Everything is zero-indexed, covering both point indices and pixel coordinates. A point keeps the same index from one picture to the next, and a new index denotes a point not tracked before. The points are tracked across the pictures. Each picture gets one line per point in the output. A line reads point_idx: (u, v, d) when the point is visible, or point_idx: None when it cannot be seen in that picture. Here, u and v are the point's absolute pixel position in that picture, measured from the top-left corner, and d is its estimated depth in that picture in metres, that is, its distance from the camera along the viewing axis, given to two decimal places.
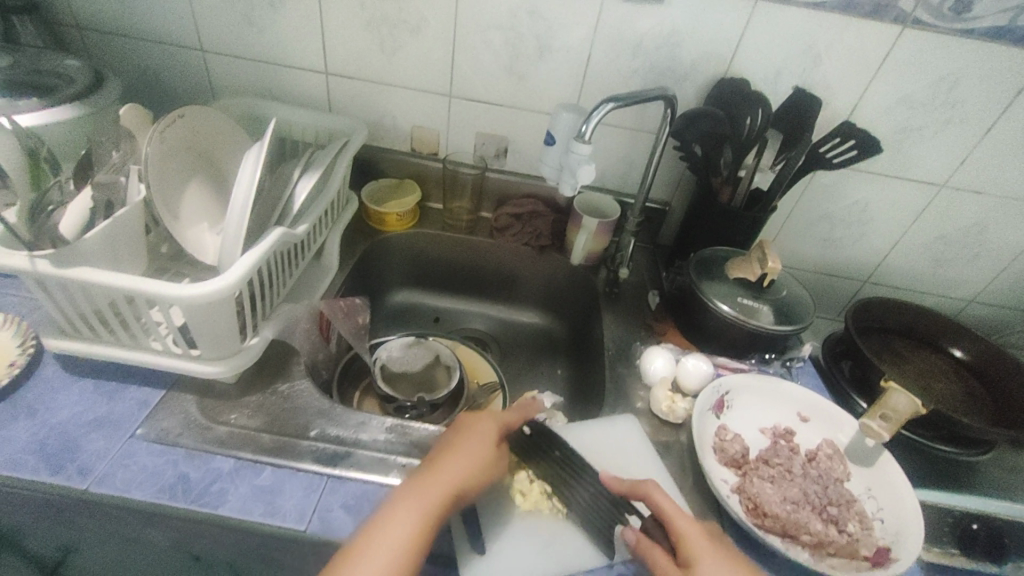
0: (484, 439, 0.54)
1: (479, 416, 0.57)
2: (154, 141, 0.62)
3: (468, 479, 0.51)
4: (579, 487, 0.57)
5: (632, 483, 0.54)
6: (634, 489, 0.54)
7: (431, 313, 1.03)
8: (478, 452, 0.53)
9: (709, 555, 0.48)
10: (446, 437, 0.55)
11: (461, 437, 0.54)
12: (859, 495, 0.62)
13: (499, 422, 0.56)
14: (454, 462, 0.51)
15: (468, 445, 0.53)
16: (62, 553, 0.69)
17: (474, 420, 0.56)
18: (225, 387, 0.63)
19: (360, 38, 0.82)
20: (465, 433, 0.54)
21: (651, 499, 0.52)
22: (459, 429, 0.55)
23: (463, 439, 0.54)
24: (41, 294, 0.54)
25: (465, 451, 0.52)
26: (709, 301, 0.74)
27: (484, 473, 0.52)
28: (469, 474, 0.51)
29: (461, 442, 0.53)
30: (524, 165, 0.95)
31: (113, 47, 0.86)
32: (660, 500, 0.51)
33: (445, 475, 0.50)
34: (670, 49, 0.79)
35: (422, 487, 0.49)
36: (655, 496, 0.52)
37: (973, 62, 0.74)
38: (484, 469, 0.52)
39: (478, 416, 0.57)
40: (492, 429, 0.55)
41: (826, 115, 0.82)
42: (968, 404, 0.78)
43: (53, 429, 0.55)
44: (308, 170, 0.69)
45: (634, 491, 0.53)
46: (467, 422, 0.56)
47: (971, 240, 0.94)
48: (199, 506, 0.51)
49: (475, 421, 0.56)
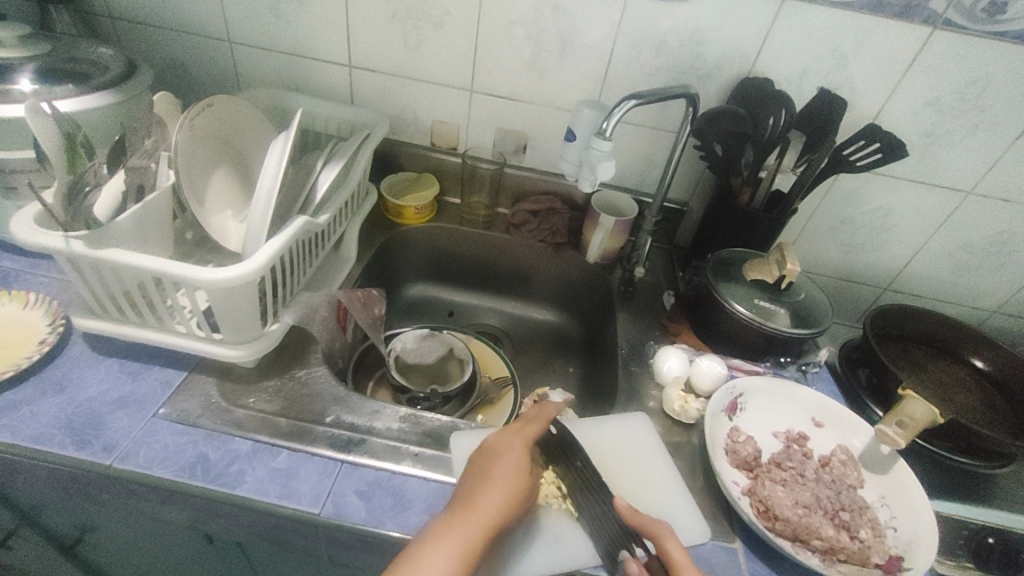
0: (517, 465, 0.53)
1: (508, 440, 0.55)
2: (183, 129, 0.63)
3: (506, 510, 0.50)
4: (594, 501, 0.57)
5: (648, 520, 0.51)
6: (645, 525, 0.51)
7: (445, 307, 1.04)
8: (514, 480, 0.52)
9: None
10: (476, 465, 0.54)
11: (493, 462, 0.53)
12: (873, 502, 0.61)
13: (529, 446, 0.55)
14: (490, 493, 0.50)
15: (502, 472, 0.52)
16: (82, 529, 0.72)
17: (503, 444, 0.55)
18: (244, 371, 0.64)
19: (384, 31, 0.83)
20: (498, 458, 0.53)
21: (660, 544, 0.49)
22: (489, 456, 0.54)
23: (497, 467, 0.52)
24: (73, 275, 0.55)
25: (500, 480, 0.51)
26: (725, 302, 0.74)
27: (520, 503, 0.51)
28: (508, 504, 0.50)
29: (494, 472, 0.52)
30: (542, 162, 0.95)
31: (143, 36, 0.88)
32: (670, 547, 0.48)
33: (481, 508, 0.49)
34: (693, 48, 0.78)
35: (459, 521, 0.48)
36: (665, 542, 0.49)
37: (1005, 67, 0.73)
38: (521, 496, 0.51)
39: (507, 440, 0.55)
40: (523, 454, 0.54)
41: (851, 118, 0.81)
42: (988, 416, 0.76)
43: (80, 405, 0.57)
44: (331, 160, 0.70)
45: (647, 528, 0.50)
46: (497, 447, 0.55)
47: (996, 249, 0.92)
48: (217, 486, 0.52)
49: (504, 445, 0.55)
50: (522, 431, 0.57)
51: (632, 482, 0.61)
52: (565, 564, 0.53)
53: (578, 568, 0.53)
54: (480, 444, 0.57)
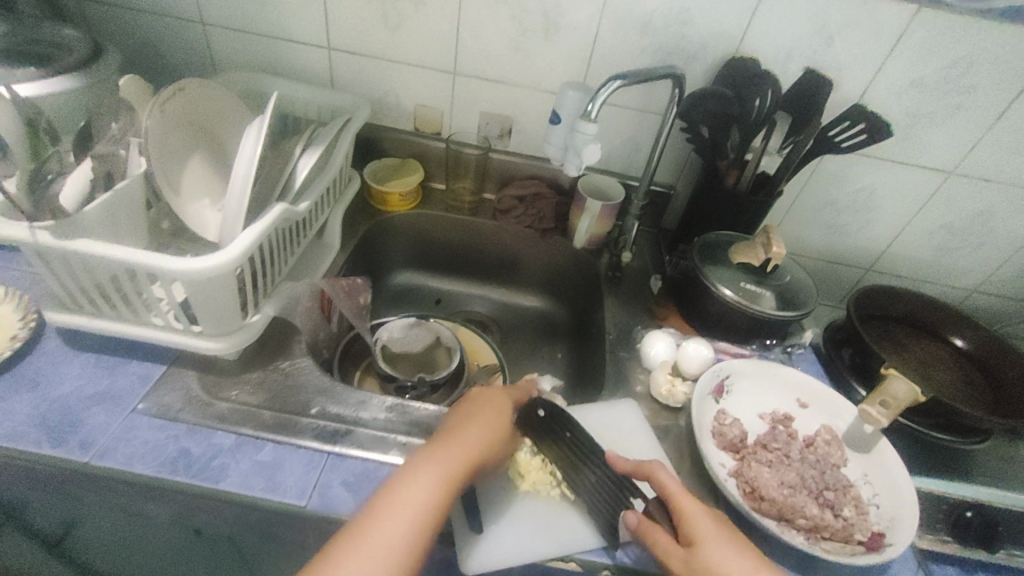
0: (500, 412, 0.56)
1: (492, 391, 0.59)
2: (153, 114, 0.61)
3: (487, 446, 0.52)
4: (588, 468, 0.58)
5: (638, 463, 0.54)
6: (639, 468, 0.53)
7: (432, 294, 1.03)
8: (497, 424, 0.55)
9: (712, 533, 0.48)
10: (459, 407, 0.56)
11: (478, 407, 0.56)
12: (856, 480, 0.62)
13: (511, 399, 0.59)
14: (474, 431, 0.52)
15: (487, 415, 0.55)
16: (66, 526, 0.71)
17: (485, 393, 0.58)
18: (226, 363, 0.63)
19: (362, 11, 0.80)
20: (483, 404, 0.56)
21: (654, 480, 0.52)
22: (474, 401, 0.57)
23: (480, 410, 0.55)
24: (42, 267, 0.53)
25: (484, 421, 0.54)
26: (712, 286, 0.74)
27: (499, 444, 0.54)
28: (489, 443, 0.53)
29: (478, 413, 0.55)
30: (528, 146, 0.94)
31: (110, 18, 0.85)
32: (668, 482, 0.51)
33: (466, 441, 0.51)
34: (679, 28, 0.77)
35: (445, 449, 0.50)
36: (659, 475, 0.52)
37: (989, 45, 0.72)
38: (500, 440, 0.54)
39: (489, 390, 0.59)
40: (506, 405, 0.58)
41: (837, 99, 0.81)
42: (967, 393, 0.78)
43: (56, 402, 0.55)
44: (310, 146, 0.68)
45: (640, 471, 0.53)
46: (481, 395, 0.57)
47: (977, 229, 0.93)
48: (200, 480, 0.51)
49: (487, 394, 0.58)
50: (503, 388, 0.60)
51: None
52: (558, 548, 0.53)
53: (571, 552, 0.53)
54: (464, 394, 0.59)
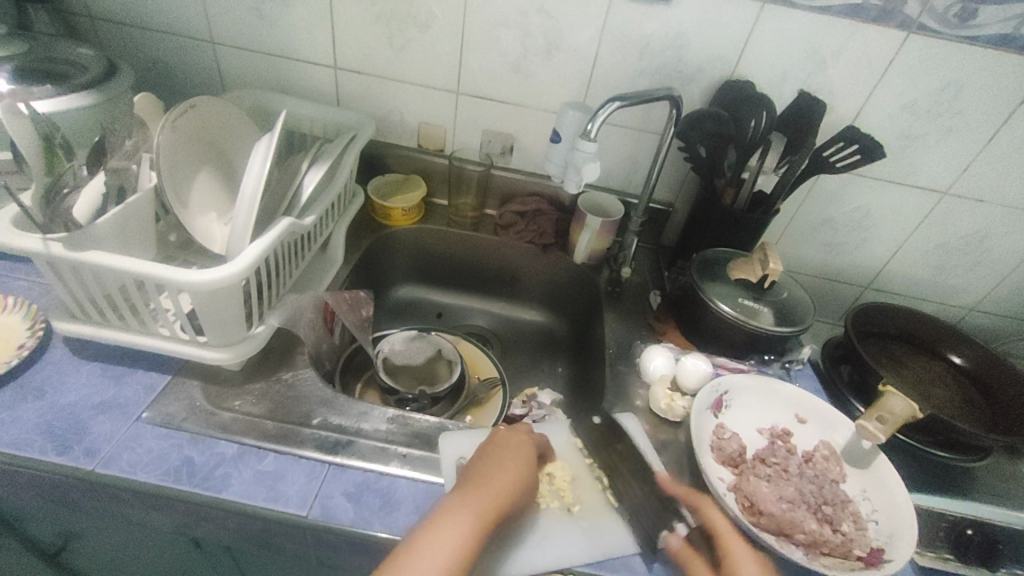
0: (526, 455, 0.57)
1: (518, 435, 0.59)
2: (166, 130, 0.63)
3: (514, 494, 0.52)
4: (635, 484, 0.59)
5: (689, 493, 0.56)
6: (689, 498, 0.56)
7: (434, 308, 1.04)
8: (524, 468, 0.55)
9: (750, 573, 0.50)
10: (484, 450, 0.56)
11: (503, 451, 0.56)
12: (854, 496, 0.63)
13: (537, 444, 0.59)
14: (500, 477, 0.53)
15: (512, 459, 0.55)
16: (64, 536, 0.70)
17: (513, 438, 0.58)
18: (230, 374, 0.64)
19: (369, 32, 0.83)
20: (508, 448, 0.56)
21: (702, 515, 0.54)
22: (500, 444, 0.57)
23: (507, 456, 0.55)
24: (53, 278, 0.55)
25: (511, 469, 0.54)
26: (710, 302, 0.75)
27: (526, 490, 0.54)
28: (517, 489, 0.53)
29: (504, 458, 0.55)
30: (530, 163, 0.96)
31: (124, 37, 0.87)
32: (713, 517, 0.53)
33: (493, 490, 0.51)
34: (677, 50, 0.79)
35: (473, 499, 0.50)
36: (708, 511, 0.54)
37: (978, 70, 0.75)
38: (528, 487, 0.54)
39: (516, 435, 0.59)
40: (530, 446, 0.58)
41: (831, 120, 0.83)
42: (965, 410, 0.78)
43: (61, 410, 0.56)
44: (316, 162, 0.70)
45: (690, 501, 0.55)
46: (508, 439, 0.58)
47: (972, 248, 0.94)
48: (202, 490, 0.52)
49: (514, 438, 0.58)
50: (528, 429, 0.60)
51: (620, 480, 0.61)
52: (556, 563, 0.53)
53: (569, 566, 0.53)
54: (490, 434, 0.59)
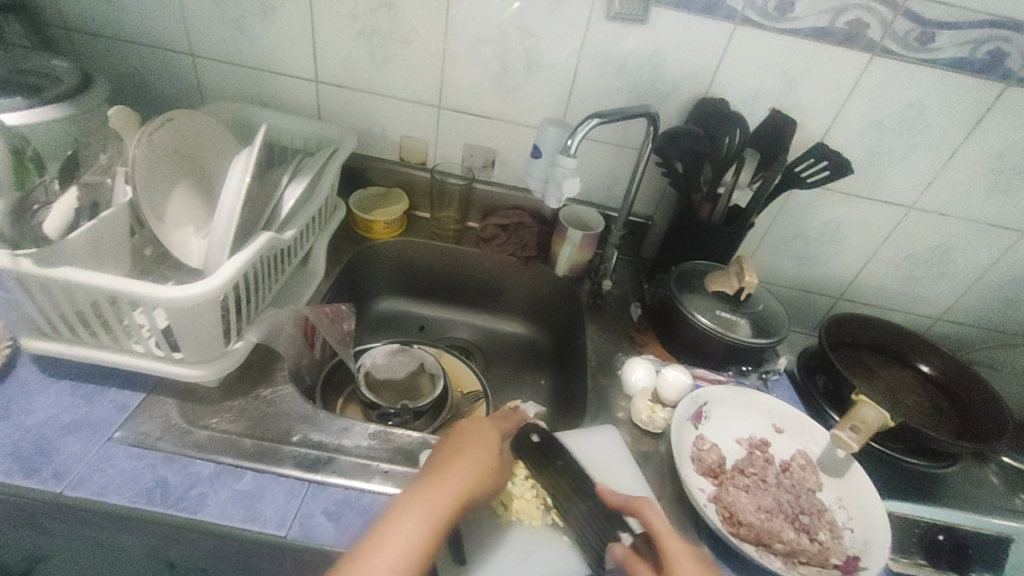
0: (487, 448, 0.55)
1: (478, 423, 0.58)
2: (142, 143, 0.62)
3: (473, 484, 0.51)
4: (576, 499, 0.57)
5: (628, 497, 0.53)
6: (626, 503, 0.53)
7: (416, 321, 1.03)
8: (484, 461, 0.53)
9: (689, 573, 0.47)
10: (444, 445, 0.55)
11: (463, 444, 0.55)
12: (830, 504, 0.64)
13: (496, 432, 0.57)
14: (458, 470, 0.51)
15: (471, 452, 0.54)
16: (29, 562, 0.68)
17: (470, 427, 0.57)
18: (207, 391, 0.62)
19: (350, 47, 0.83)
20: (467, 440, 0.55)
21: (642, 517, 0.51)
22: (458, 435, 0.56)
23: (465, 446, 0.54)
24: (22, 294, 0.53)
25: (470, 459, 0.53)
26: (689, 314, 0.77)
27: (488, 479, 0.53)
28: (476, 479, 0.52)
29: (462, 449, 0.54)
30: (512, 177, 0.97)
31: (99, 48, 0.86)
32: (649, 516, 0.51)
33: (450, 483, 0.50)
34: (654, 69, 0.81)
35: (428, 493, 0.49)
36: (644, 512, 0.51)
37: (938, 90, 0.78)
38: (489, 475, 0.53)
39: (475, 424, 0.58)
40: (491, 438, 0.56)
41: (803, 137, 0.85)
42: (934, 417, 0.81)
43: (28, 431, 0.54)
44: (297, 176, 0.70)
45: (626, 507, 0.53)
46: (470, 430, 0.57)
47: (938, 260, 0.98)
48: (177, 511, 0.50)
49: (473, 428, 0.57)
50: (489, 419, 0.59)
51: None
52: None
53: None
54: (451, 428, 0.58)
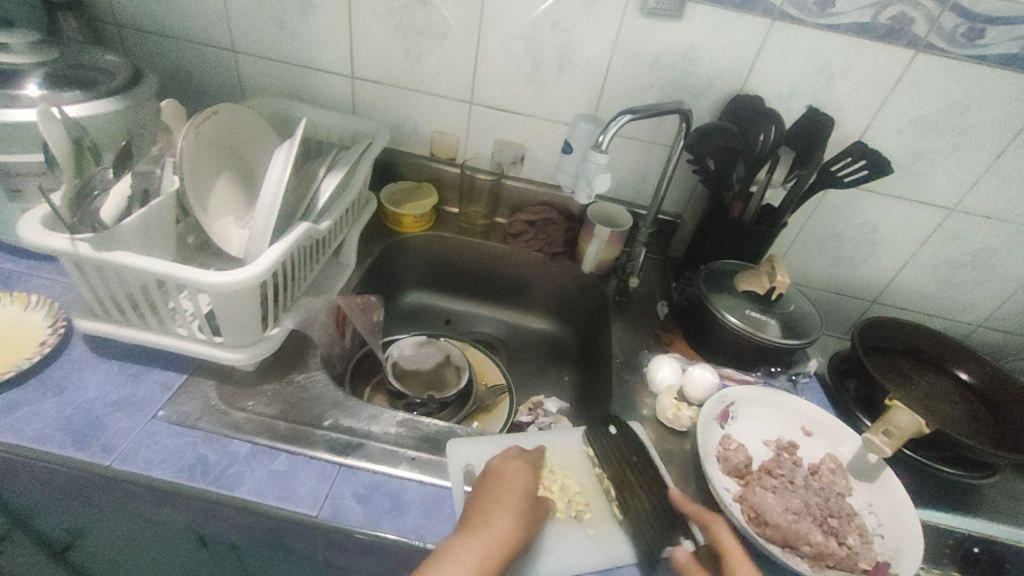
0: (526, 490, 0.55)
1: (513, 462, 0.58)
2: (189, 135, 0.64)
3: (518, 531, 0.51)
4: (644, 495, 0.59)
5: (698, 509, 0.54)
6: (698, 514, 0.54)
7: (441, 314, 1.05)
8: (525, 505, 0.54)
9: None
10: (480, 485, 0.55)
11: (501, 486, 0.55)
12: (860, 509, 0.62)
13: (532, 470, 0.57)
14: (503, 514, 0.51)
15: (513, 495, 0.54)
16: (75, 531, 0.71)
17: (505, 465, 0.57)
18: (244, 375, 0.65)
19: (385, 43, 0.85)
20: (506, 482, 0.55)
21: (712, 531, 0.52)
22: (495, 477, 0.55)
23: (505, 491, 0.54)
24: (77, 277, 0.56)
25: (511, 505, 0.53)
26: (717, 313, 0.76)
27: (529, 525, 0.53)
28: (519, 524, 0.52)
29: (502, 494, 0.54)
30: (540, 173, 0.97)
31: (147, 44, 0.90)
32: (723, 536, 0.52)
33: (497, 528, 0.50)
34: (687, 66, 0.81)
35: (476, 540, 0.49)
36: (716, 529, 0.52)
37: (985, 88, 0.76)
38: (529, 515, 0.54)
39: (510, 464, 0.58)
40: (528, 478, 0.57)
41: (840, 135, 0.84)
42: (973, 427, 0.78)
43: (80, 406, 0.57)
44: (333, 168, 0.72)
45: (696, 518, 0.54)
46: (504, 471, 0.56)
47: (980, 264, 0.94)
48: (216, 487, 0.53)
49: (510, 469, 0.57)
50: (523, 456, 0.59)
51: None
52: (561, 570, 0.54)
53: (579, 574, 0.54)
54: (484, 465, 0.58)
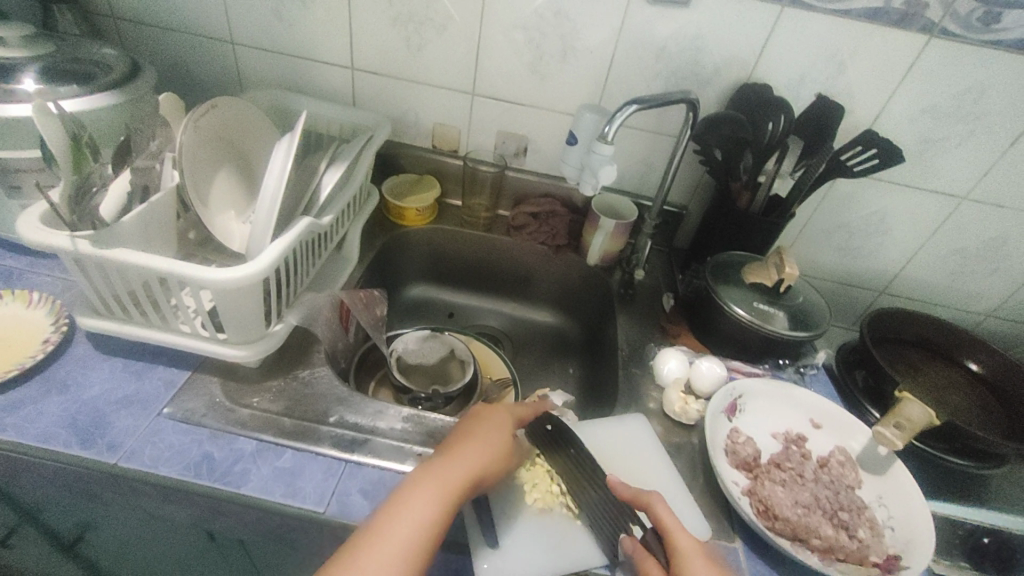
0: (500, 428, 0.56)
1: (493, 407, 0.59)
2: (188, 130, 0.63)
3: (484, 468, 0.52)
4: (591, 489, 0.58)
5: (638, 492, 0.53)
6: (637, 497, 0.53)
7: (445, 307, 1.04)
8: (497, 441, 0.54)
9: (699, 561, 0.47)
10: (460, 426, 0.56)
11: (477, 424, 0.56)
12: (870, 502, 0.62)
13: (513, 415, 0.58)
14: (471, 447, 0.52)
15: (486, 431, 0.55)
16: (81, 527, 0.72)
17: (490, 410, 0.58)
18: (248, 371, 0.64)
19: (387, 33, 0.83)
20: (482, 420, 0.56)
21: (652, 511, 0.51)
22: (476, 419, 0.56)
23: (479, 427, 0.55)
24: (78, 274, 0.55)
25: (480, 440, 0.53)
26: (725, 305, 0.75)
27: (500, 464, 0.53)
28: (488, 461, 0.52)
29: (477, 433, 0.54)
30: (544, 165, 0.96)
31: (146, 37, 0.88)
32: (664, 514, 0.50)
33: (463, 459, 0.51)
34: (694, 54, 0.79)
35: (441, 468, 0.50)
36: (655, 507, 0.51)
37: (1000, 73, 0.74)
38: (503, 455, 0.54)
39: (495, 411, 0.58)
40: (505, 420, 0.57)
41: (850, 123, 0.82)
42: (983, 417, 0.77)
43: (84, 404, 0.57)
44: (334, 162, 0.71)
45: (638, 501, 0.52)
46: (480, 413, 0.57)
47: (992, 253, 0.93)
48: (222, 485, 0.52)
49: (491, 412, 0.57)
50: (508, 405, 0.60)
51: (635, 482, 0.61)
52: (575, 564, 0.53)
53: (590, 568, 0.53)
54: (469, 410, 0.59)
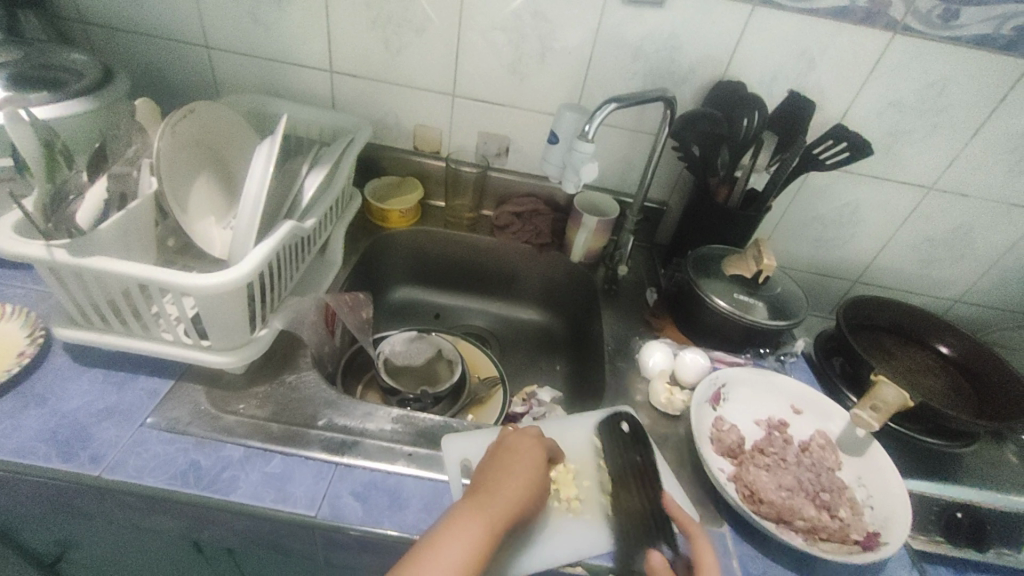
0: (536, 464, 0.55)
1: (525, 439, 0.58)
2: (166, 135, 0.62)
3: (521, 502, 0.51)
4: (640, 497, 0.59)
5: (687, 519, 0.53)
6: (685, 522, 0.53)
7: (431, 309, 1.04)
8: (534, 479, 0.54)
9: None
10: (494, 458, 0.55)
11: (513, 459, 0.55)
12: (850, 483, 0.64)
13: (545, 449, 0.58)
14: (511, 485, 0.52)
15: (524, 467, 0.54)
16: (62, 545, 0.70)
17: (520, 440, 0.58)
18: (233, 378, 0.64)
19: (365, 35, 0.83)
20: (519, 455, 0.55)
21: (694, 542, 0.51)
22: (509, 451, 0.56)
23: (517, 463, 0.55)
24: (56, 284, 0.54)
25: (520, 477, 0.53)
26: (706, 297, 0.77)
27: (535, 502, 0.53)
28: (527, 497, 0.52)
29: (513, 467, 0.54)
30: (526, 165, 0.97)
31: (116, 41, 0.87)
32: (704, 551, 0.50)
33: (505, 498, 0.51)
34: (670, 52, 0.81)
35: (485, 505, 0.49)
36: (698, 541, 0.51)
37: (960, 68, 0.77)
38: (534, 491, 0.54)
39: (525, 442, 0.58)
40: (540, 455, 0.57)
41: (820, 118, 0.85)
42: (954, 398, 0.80)
43: (64, 417, 0.56)
44: (316, 165, 0.70)
45: (683, 525, 0.53)
46: (515, 446, 0.57)
47: (958, 241, 0.97)
48: (210, 493, 0.52)
49: (524, 445, 0.57)
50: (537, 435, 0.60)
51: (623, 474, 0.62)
52: (568, 556, 0.54)
53: (582, 558, 0.54)
54: (496, 440, 0.58)
